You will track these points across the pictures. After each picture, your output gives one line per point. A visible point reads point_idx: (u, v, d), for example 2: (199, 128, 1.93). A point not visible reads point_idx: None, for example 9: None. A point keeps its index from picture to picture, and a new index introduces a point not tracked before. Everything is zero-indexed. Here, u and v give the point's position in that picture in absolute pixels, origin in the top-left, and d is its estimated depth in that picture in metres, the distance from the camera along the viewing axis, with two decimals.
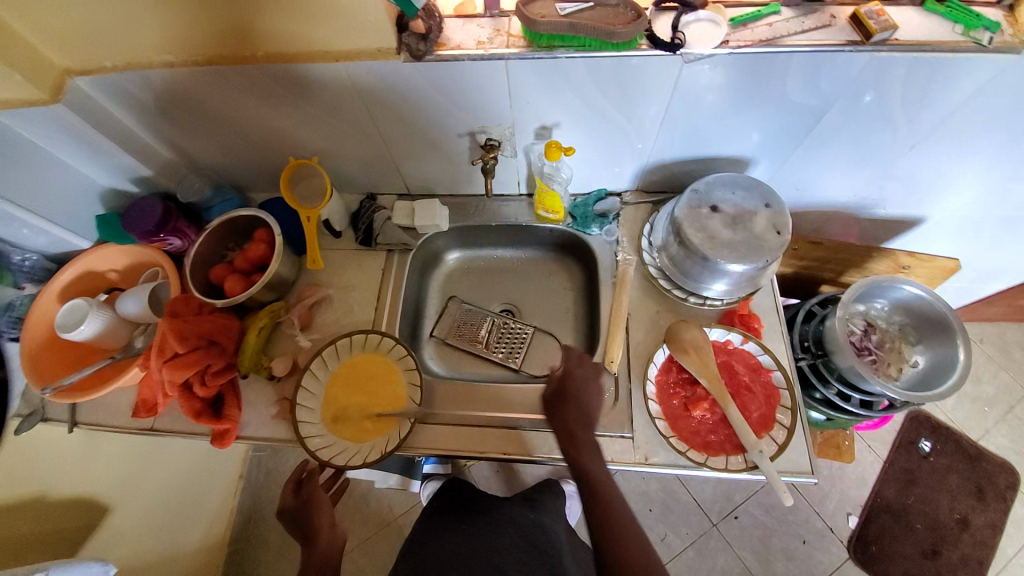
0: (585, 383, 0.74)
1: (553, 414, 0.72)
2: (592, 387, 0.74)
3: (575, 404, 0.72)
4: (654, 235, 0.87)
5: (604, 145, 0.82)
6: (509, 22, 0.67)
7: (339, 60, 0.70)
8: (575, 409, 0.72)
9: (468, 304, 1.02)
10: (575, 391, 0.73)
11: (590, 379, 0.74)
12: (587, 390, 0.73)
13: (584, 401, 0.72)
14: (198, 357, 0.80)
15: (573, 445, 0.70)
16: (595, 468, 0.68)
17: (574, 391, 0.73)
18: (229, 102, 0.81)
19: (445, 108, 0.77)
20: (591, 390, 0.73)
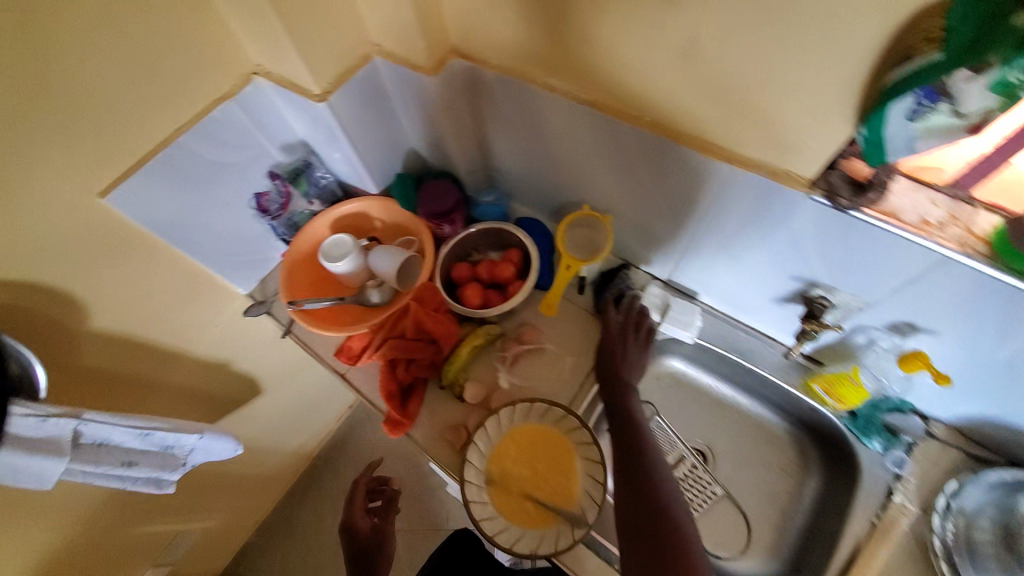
0: (631, 349, 0.81)
1: (604, 371, 0.81)
2: (630, 358, 0.81)
3: (619, 367, 0.80)
4: (960, 500, 0.68)
5: (965, 374, 0.64)
6: (975, 215, 0.51)
7: (729, 160, 0.61)
8: (621, 370, 0.79)
9: (660, 421, 0.88)
10: (620, 347, 0.81)
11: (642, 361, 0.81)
12: (633, 359, 0.81)
13: (627, 372, 0.79)
14: (415, 347, 0.83)
15: (619, 404, 0.77)
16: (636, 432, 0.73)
17: (614, 357, 0.81)
18: (572, 136, 0.75)
19: (803, 252, 0.64)
20: (635, 358, 0.81)
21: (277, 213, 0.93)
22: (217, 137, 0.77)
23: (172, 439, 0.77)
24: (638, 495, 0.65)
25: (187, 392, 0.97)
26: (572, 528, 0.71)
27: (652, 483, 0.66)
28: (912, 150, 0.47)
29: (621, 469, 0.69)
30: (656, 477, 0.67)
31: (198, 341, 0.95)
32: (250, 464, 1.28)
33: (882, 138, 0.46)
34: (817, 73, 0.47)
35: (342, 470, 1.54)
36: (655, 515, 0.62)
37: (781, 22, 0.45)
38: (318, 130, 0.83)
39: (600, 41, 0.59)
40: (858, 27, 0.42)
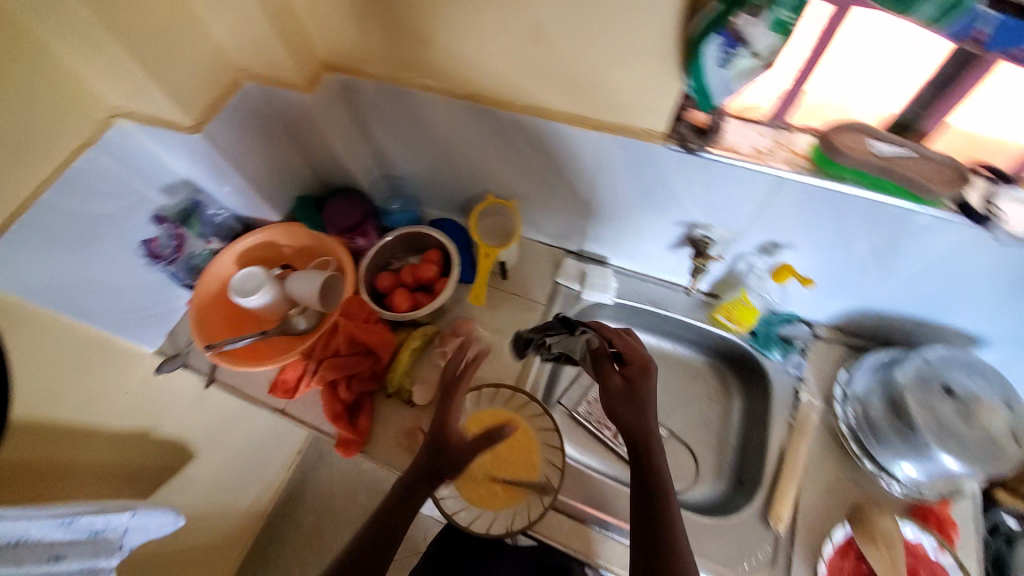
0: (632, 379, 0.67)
1: (611, 404, 0.67)
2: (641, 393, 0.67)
3: (625, 402, 0.66)
4: (851, 384, 0.77)
5: (827, 277, 0.75)
6: (795, 137, 0.60)
7: (598, 128, 0.67)
8: (630, 403, 0.65)
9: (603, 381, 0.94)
10: (629, 387, 0.67)
11: (655, 389, 0.66)
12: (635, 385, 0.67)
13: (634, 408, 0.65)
14: (353, 363, 0.80)
15: (637, 445, 0.64)
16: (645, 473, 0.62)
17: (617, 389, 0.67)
18: (460, 131, 0.78)
19: (678, 198, 0.73)
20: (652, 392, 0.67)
21: (173, 256, 0.89)
22: (85, 190, 0.70)
23: (102, 522, 0.69)
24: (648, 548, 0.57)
25: (104, 471, 0.88)
26: (541, 496, 0.74)
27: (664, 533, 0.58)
28: (731, 93, 0.56)
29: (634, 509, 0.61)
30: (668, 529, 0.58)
31: (107, 413, 0.87)
32: (196, 537, 1.18)
33: (704, 86, 0.55)
34: (650, 35, 0.53)
35: (302, 518, 1.46)
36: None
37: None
38: (201, 164, 0.79)
39: (464, 37, 0.62)
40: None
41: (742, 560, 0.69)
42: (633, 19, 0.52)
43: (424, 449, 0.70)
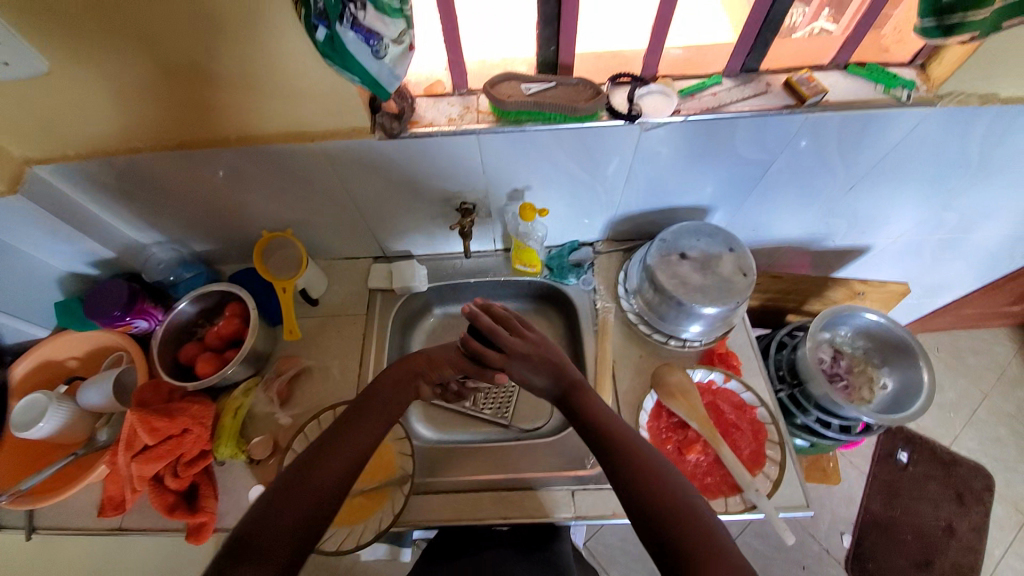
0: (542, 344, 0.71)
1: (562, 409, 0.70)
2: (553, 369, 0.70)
3: (544, 368, 0.70)
4: (629, 281, 0.91)
5: (573, 202, 0.86)
6: (477, 100, 0.70)
7: (313, 140, 0.73)
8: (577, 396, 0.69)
9: None
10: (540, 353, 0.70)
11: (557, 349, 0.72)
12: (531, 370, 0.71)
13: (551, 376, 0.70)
14: (172, 449, 0.75)
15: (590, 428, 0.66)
16: (600, 418, 0.66)
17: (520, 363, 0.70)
18: (199, 181, 0.80)
19: (422, 179, 0.79)
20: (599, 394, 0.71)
21: None
22: None
23: None
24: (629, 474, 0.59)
25: None
26: (401, 486, 0.77)
27: (637, 456, 0.61)
28: (398, 79, 0.63)
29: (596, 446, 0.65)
30: (636, 449, 0.62)
31: None
32: None
33: (373, 78, 0.61)
34: (286, 48, 0.61)
35: None
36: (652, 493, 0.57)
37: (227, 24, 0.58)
38: None
39: (138, 91, 0.66)
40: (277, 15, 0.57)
41: (587, 457, 0.80)
42: (260, 37, 0.60)
43: (343, 436, 0.63)
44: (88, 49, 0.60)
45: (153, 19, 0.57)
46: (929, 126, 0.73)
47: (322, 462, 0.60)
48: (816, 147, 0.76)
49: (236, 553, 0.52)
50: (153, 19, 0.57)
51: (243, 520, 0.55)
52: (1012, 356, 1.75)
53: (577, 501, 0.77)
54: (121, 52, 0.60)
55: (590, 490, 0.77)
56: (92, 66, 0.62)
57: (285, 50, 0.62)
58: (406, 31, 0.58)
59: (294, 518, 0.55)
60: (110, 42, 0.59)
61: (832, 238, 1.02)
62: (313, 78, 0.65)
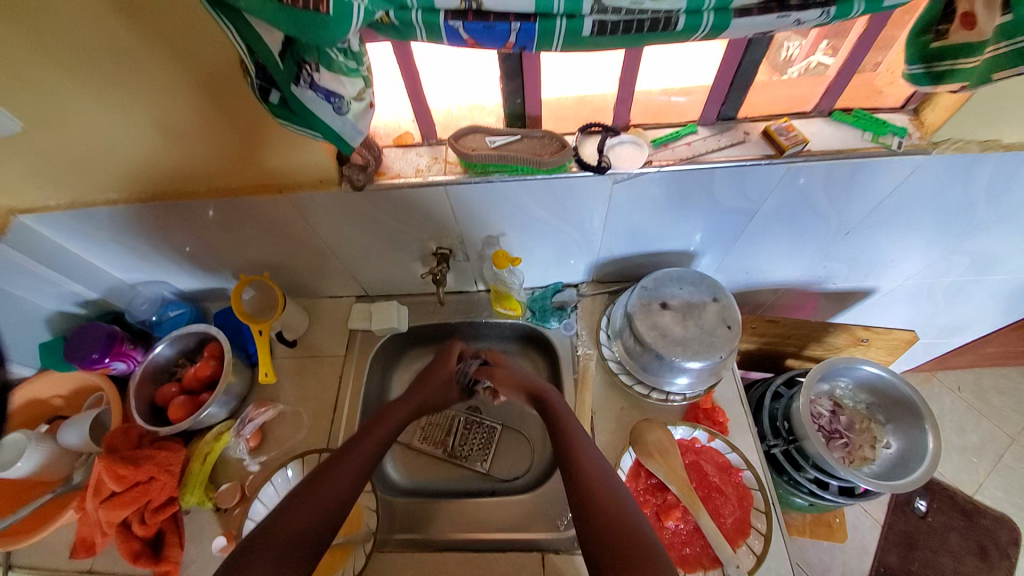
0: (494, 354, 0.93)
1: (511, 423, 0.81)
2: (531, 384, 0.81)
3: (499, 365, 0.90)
4: (611, 327, 0.89)
5: (552, 247, 0.84)
6: (446, 150, 0.69)
7: (283, 191, 0.73)
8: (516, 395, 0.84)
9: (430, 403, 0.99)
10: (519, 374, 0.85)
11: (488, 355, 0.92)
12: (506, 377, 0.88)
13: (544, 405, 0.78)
14: (139, 494, 0.75)
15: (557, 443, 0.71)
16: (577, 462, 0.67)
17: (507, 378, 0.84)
18: (177, 226, 0.81)
19: (397, 227, 0.79)
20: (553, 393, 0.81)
21: None
22: None
23: None
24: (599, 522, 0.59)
25: None
26: (365, 544, 0.76)
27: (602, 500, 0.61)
28: (361, 133, 0.62)
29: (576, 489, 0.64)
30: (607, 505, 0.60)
31: None
32: None
33: (336, 133, 0.59)
34: (251, 104, 0.62)
35: None
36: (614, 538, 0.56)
37: (188, 79, 0.59)
38: None
39: (112, 151, 0.67)
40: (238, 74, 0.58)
41: (559, 517, 0.80)
42: (229, 99, 0.61)
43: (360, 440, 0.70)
44: (57, 114, 0.61)
45: (124, 87, 0.59)
46: (924, 174, 0.68)
47: (335, 465, 0.65)
48: (804, 195, 0.71)
49: (253, 542, 0.55)
50: (122, 87, 0.59)
51: (266, 518, 0.58)
52: None
53: (548, 567, 0.74)
54: (91, 114, 0.62)
55: (562, 554, 0.75)
56: (62, 129, 0.63)
57: (250, 108, 0.62)
58: (366, 89, 0.57)
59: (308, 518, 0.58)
60: (81, 107, 0.61)
61: (833, 281, 0.97)
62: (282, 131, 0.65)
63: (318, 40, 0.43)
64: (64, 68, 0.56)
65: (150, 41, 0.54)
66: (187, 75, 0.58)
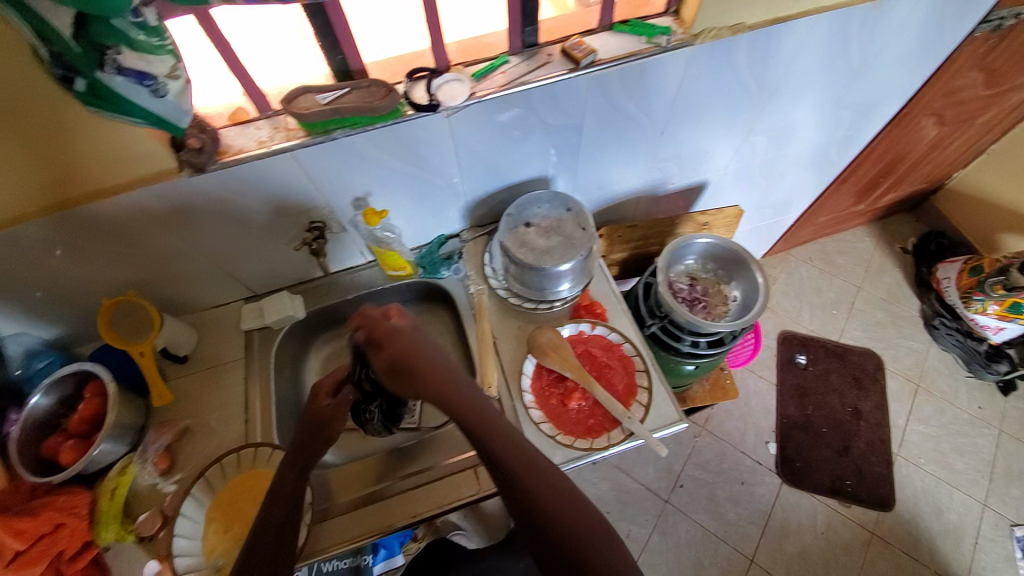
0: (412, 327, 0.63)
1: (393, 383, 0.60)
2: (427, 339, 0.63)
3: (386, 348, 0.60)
4: (494, 261, 0.97)
5: (420, 198, 0.90)
6: (284, 119, 0.71)
7: (123, 191, 0.71)
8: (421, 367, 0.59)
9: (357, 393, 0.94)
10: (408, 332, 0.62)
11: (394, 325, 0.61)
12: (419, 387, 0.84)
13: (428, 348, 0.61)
14: (46, 549, 0.70)
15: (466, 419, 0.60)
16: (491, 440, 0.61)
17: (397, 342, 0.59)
18: (14, 264, 0.75)
19: (259, 207, 0.79)
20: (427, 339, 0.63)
21: None
22: None
23: None
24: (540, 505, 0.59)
25: None
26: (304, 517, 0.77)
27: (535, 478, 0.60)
28: (187, 113, 0.64)
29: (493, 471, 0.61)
30: (538, 473, 0.61)
31: None
32: None
33: (158, 116, 0.61)
34: (49, 99, 0.58)
35: None
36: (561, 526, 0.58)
37: None
38: None
39: None
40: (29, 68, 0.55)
41: None
42: (21, 99, 0.57)
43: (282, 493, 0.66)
44: None
45: None
46: (699, 63, 0.83)
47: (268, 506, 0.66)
48: (613, 102, 0.83)
49: None
50: None
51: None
52: (874, 249, 2.02)
53: (482, 476, 0.81)
54: None
55: None
56: None
57: (50, 108, 0.59)
58: (177, 65, 0.59)
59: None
60: None
61: (671, 180, 1.13)
62: (99, 127, 0.63)
63: (104, 10, 0.46)
64: None
65: None
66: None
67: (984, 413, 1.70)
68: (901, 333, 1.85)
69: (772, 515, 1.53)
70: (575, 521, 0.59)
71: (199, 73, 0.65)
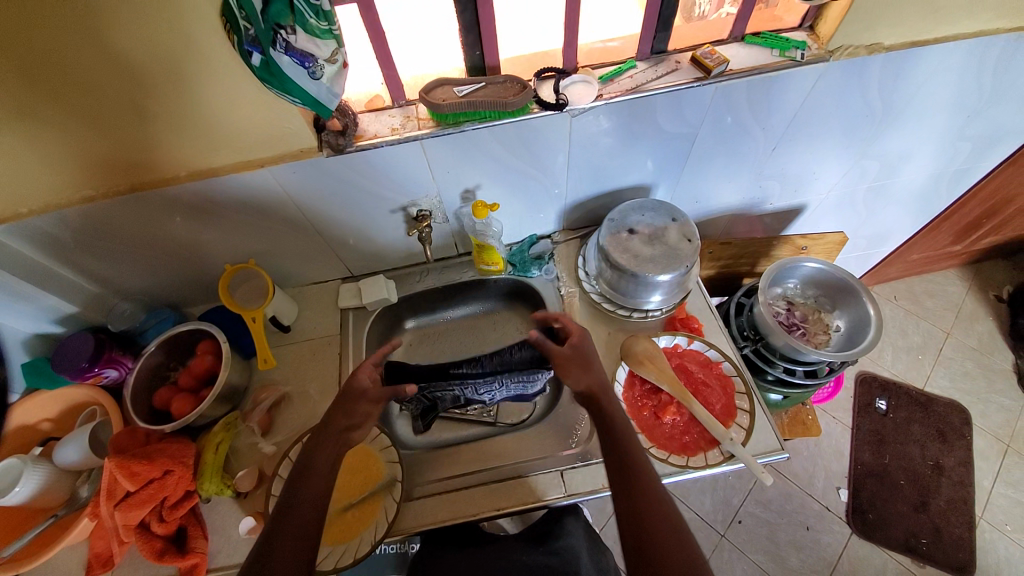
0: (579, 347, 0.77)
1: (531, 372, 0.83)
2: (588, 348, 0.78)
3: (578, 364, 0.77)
4: (588, 265, 0.97)
5: (524, 196, 0.91)
6: (417, 109, 0.75)
7: (264, 165, 0.75)
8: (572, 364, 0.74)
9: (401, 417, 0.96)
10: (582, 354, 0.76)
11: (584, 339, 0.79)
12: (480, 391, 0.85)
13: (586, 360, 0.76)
14: (155, 492, 0.74)
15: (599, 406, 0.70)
16: (624, 433, 0.68)
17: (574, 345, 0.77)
18: (155, 224, 0.82)
19: (377, 192, 0.83)
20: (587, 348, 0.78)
21: None
22: None
23: None
24: (636, 512, 0.60)
25: None
26: (393, 495, 0.79)
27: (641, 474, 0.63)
28: (336, 96, 0.67)
29: (614, 455, 0.66)
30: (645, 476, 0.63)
31: None
32: None
33: (312, 97, 0.64)
34: (217, 69, 0.63)
35: None
36: (652, 531, 0.58)
37: (151, 56, 0.59)
38: None
39: (83, 142, 0.68)
40: (208, 40, 0.59)
41: (571, 436, 0.86)
42: (194, 67, 0.62)
43: None
44: (35, 108, 0.62)
45: (96, 71, 0.60)
46: (829, 79, 0.80)
47: None
48: (733, 114, 0.82)
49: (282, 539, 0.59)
50: (84, 71, 0.59)
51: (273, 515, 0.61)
52: (966, 294, 1.87)
53: (567, 480, 0.80)
54: (56, 103, 0.62)
55: (577, 468, 0.81)
56: (33, 122, 0.63)
57: (216, 78, 0.64)
58: (338, 50, 0.62)
59: (308, 513, 0.62)
60: (55, 98, 0.61)
61: (770, 201, 1.09)
62: (258, 102, 0.68)
63: None
64: (20, 54, 0.56)
65: (106, 16, 0.55)
66: (149, 50, 0.59)
67: None
68: (992, 388, 1.69)
69: (839, 565, 1.42)
70: (665, 530, 0.59)
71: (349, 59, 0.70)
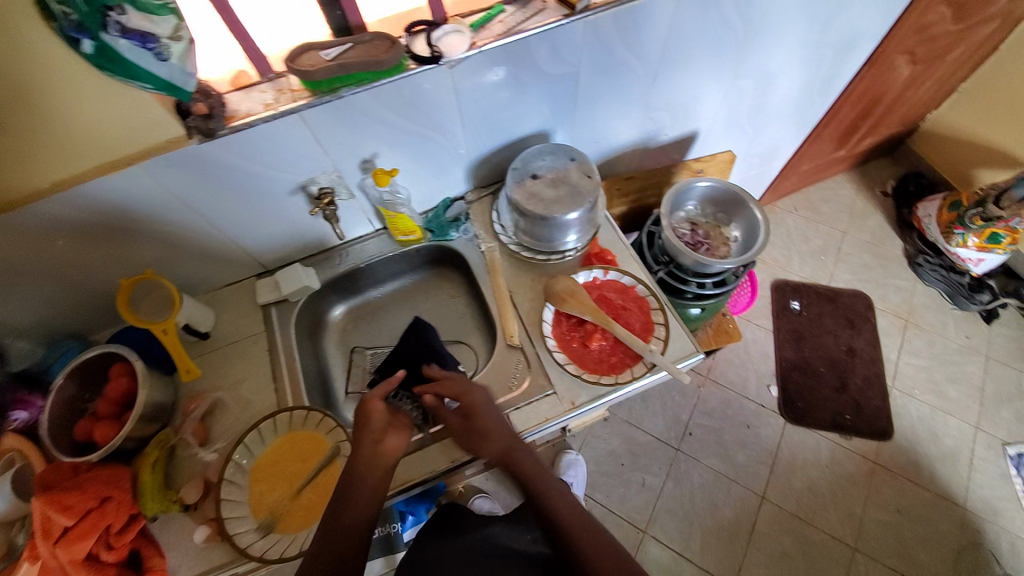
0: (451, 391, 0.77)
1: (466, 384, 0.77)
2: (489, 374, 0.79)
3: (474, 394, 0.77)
4: (503, 218, 1.00)
5: (425, 159, 0.91)
6: (288, 81, 0.72)
7: (132, 164, 0.70)
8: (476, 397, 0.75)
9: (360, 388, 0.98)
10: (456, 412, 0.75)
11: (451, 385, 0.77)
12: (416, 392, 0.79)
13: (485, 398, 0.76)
14: (96, 522, 0.71)
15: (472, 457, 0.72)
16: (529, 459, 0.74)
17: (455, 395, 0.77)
18: (27, 250, 0.75)
19: (269, 176, 0.80)
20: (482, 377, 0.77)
21: None
22: None
23: None
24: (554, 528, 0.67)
25: None
26: None
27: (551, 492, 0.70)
28: (191, 76, 0.64)
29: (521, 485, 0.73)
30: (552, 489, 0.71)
31: None
32: None
33: (164, 80, 0.61)
34: (55, 63, 0.57)
35: None
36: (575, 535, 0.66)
37: None
38: None
39: None
40: (33, 33, 0.54)
41: (513, 380, 0.86)
42: (25, 62, 0.55)
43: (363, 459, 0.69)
44: None
45: None
46: (689, 3, 0.84)
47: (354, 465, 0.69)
48: (608, 47, 0.85)
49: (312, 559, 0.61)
50: None
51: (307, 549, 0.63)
52: (856, 194, 2.07)
53: (514, 420, 0.82)
54: None
55: (522, 407, 0.83)
56: None
57: (54, 73, 0.58)
58: (181, 26, 0.59)
59: None
60: None
61: (664, 131, 1.15)
62: (111, 95, 0.62)
63: None
64: None
65: None
66: None
67: (972, 342, 1.78)
68: (886, 273, 1.92)
69: (779, 452, 1.60)
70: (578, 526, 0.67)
71: (199, 35, 0.66)
